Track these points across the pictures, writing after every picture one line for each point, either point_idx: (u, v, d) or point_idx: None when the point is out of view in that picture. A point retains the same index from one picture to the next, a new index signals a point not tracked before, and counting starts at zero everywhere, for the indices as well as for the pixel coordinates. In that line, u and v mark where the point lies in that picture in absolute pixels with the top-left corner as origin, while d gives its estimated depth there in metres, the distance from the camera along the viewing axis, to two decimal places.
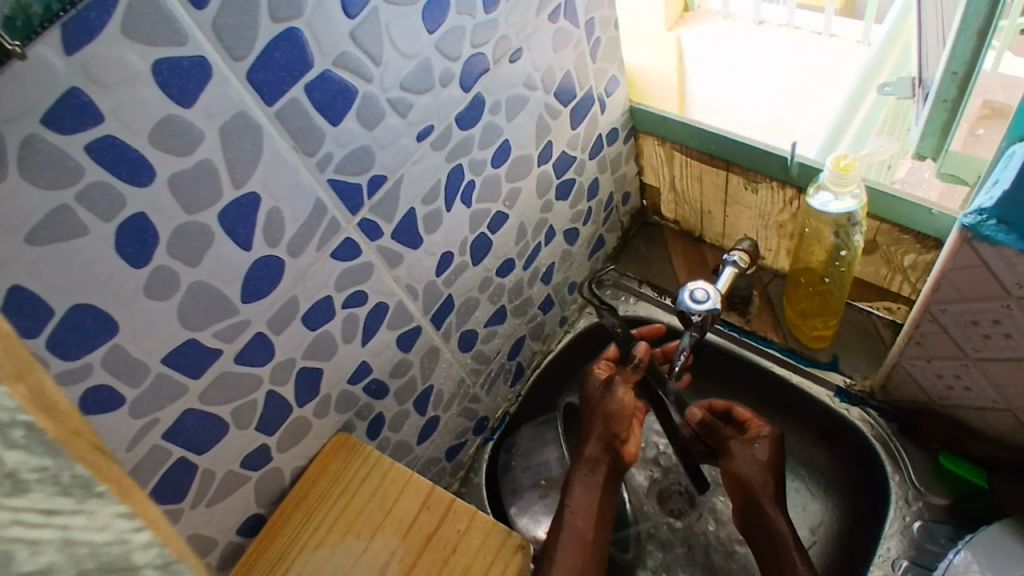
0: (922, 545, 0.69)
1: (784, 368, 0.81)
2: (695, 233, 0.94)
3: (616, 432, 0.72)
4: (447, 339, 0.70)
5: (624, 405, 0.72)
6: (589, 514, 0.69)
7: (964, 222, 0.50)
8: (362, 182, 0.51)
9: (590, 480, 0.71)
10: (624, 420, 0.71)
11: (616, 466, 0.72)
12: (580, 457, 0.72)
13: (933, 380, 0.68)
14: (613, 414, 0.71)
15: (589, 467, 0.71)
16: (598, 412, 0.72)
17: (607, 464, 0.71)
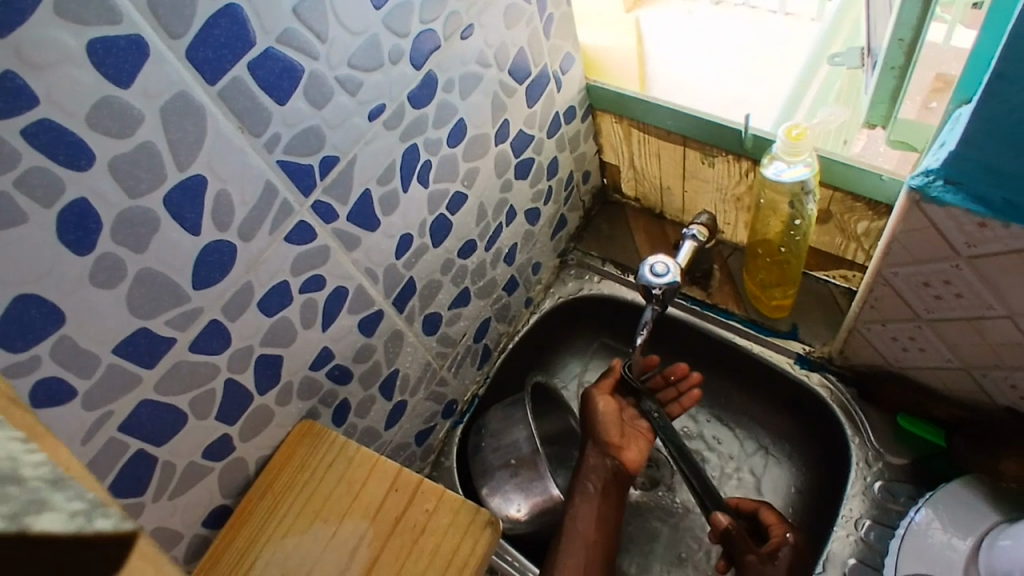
0: (885, 504, 0.71)
1: (745, 339, 0.82)
2: (655, 210, 0.94)
3: (609, 440, 0.74)
4: (410, 322, 0.70)
5: (609, 413, 0.76)
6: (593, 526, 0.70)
7: (912, 184, 0.51)
8: (313, 163, 0.51)
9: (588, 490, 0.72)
10: (613, 425, 0.75)
11: (619, 480, 0.73)
12: (581, 474, 0.73)
13: (889, 343, 0.69)
14: (609, 428, 0.75)
15: (587, 475, 0.73)
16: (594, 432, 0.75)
17: (609, 474, 0.73)
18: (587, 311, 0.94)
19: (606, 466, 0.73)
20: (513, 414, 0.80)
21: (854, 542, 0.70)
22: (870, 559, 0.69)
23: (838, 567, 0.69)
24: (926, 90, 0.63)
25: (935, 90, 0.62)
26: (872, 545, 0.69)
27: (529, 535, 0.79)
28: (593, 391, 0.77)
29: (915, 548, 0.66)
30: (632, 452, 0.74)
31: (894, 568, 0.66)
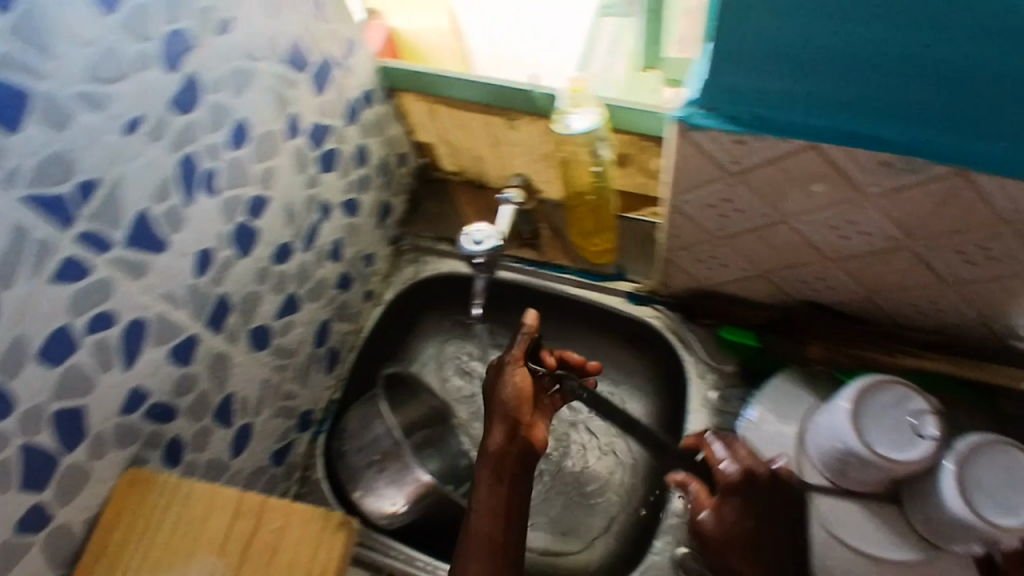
0: (722, 410, 0.77)
1: (580, 289, 0.86)
2: (478, 181, 0.95)
3: (518, 417, 0.67)
4: (235, 341, 0.66)
5: (519, 387, 0.69)
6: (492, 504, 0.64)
7: (678, 115, 0.55)
8: (67, 191, 0.46)
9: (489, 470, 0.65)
10: (527, 403, 0.68)
11: (525, 460, 0.66)
12: (485, 453, 0.66)
13: (697, 266, 0.75)
14: (509, 403, 0.68)
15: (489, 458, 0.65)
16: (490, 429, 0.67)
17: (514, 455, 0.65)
18: (430, 292, 0.94)
19: (508, 432, 0.66)
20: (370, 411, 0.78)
21: None
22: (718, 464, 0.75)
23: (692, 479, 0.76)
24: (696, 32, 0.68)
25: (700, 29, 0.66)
26: None
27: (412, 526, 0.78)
28: (506, 360, 0.71)
29: (752, 443, 0.73)
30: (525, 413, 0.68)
31: None
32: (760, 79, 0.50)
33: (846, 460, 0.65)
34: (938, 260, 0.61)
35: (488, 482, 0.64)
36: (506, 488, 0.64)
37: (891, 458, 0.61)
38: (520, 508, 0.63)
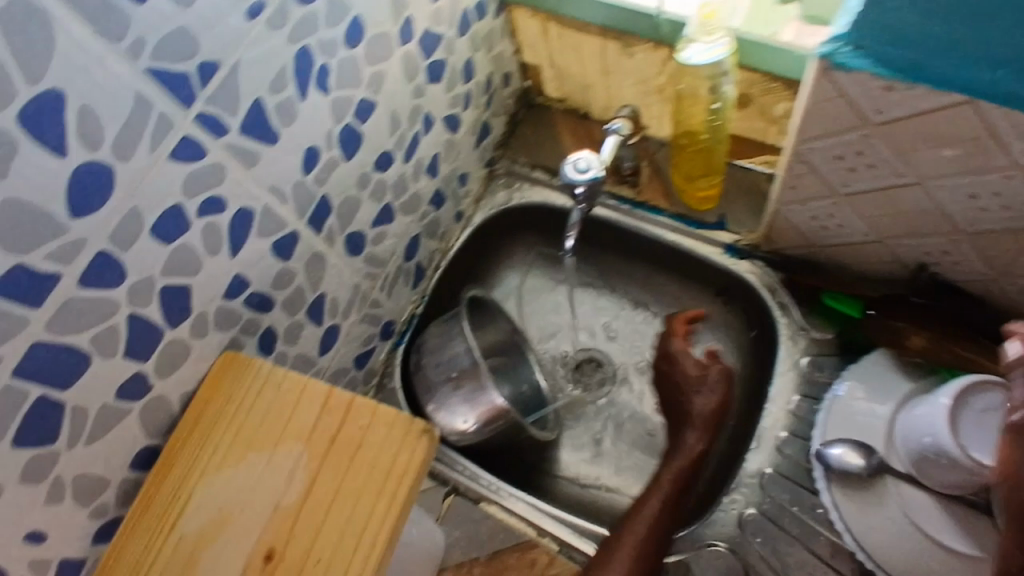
0: (811, 377, 0.74)
1: (675, 233, 0.82)
2: (581, 110, 0.92)
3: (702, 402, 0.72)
4: (332, 243, 0.67)
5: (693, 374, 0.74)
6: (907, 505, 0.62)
7: (821, 52, 0.50)
8: (190, 71, 0.46)
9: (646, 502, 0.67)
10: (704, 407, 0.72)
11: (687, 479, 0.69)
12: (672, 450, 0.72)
13: (808, 223, 0.70)
14: (707, 413, 0.72)
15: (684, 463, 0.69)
16: (693, 408, 0.72)
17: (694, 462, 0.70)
18: (519, 221, 0.92)
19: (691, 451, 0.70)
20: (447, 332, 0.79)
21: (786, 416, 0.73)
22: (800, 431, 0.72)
23: (770, 441, 0.73)
24: None
25: None
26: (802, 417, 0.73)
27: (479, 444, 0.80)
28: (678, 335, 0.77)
29: (838, 417, 0.70)
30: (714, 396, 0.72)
31: (820, 435, 0.70)
32: (919, 11, 0.44)
33: (933, 456, 0.61)
34: None
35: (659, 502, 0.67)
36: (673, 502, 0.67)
37: (979, 462, 0.58)
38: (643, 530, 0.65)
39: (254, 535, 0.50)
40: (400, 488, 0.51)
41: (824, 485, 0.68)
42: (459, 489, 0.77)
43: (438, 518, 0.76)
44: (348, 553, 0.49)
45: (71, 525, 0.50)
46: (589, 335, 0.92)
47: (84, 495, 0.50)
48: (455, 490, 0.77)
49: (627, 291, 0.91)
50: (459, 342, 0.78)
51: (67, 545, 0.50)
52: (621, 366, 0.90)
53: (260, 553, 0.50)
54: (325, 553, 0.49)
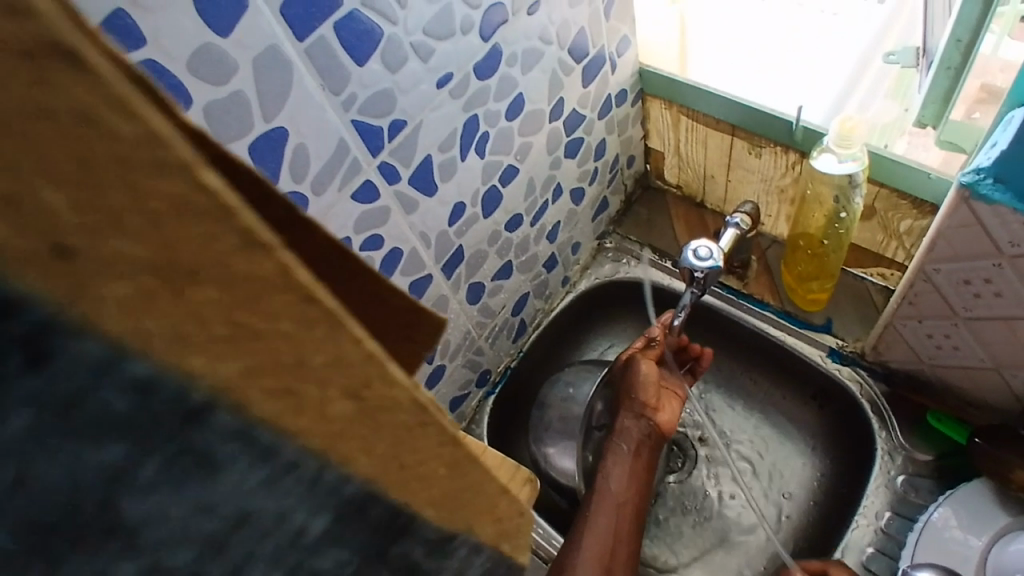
0: (906, 497, 0.72)
1: (778, 329, 0.84)
2: (697, 198, 0.95)
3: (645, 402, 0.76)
4: (456, 289, 0.72)
5: (648, 376, 0.77)
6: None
7: (962, 181, 0.52)
8: (383, 126, 0.53)
9: (621, 449, 0.74)
10: (650, 388, 0.76)
11: (656, 441, 0.75)
12: (616, 432, 0.75)
13: (923, 341, 0.70)
14: (638, 398, 0.76)
15: (623, 438, 0.74)
16: (634, 393, 0.76)
17: (642, 438, 0.74)
18: (621, 294, 0.96)
19: (642, 440, 0.74)
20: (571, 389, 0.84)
21: (874, 532, 0.71)
22: (888, 549, 0.70)
23: (855, 556, 0.71)
24: (970, 99, 0.63)
25: (977, 100, 0.62)
26: (891, 535, 0.71)
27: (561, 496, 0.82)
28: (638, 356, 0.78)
29: (931, 541, 0.67)
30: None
31: (910, 557, 0.68)
32: None
33: None
34: None
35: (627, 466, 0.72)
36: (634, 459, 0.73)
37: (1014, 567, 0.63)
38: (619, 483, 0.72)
39: None
40: None
41: None
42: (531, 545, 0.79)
43: None
44: None
45: None
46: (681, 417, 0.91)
47: None
48: None
49: (724, 380, 0.91)
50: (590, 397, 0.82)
51: None
52: (705, 455, 0.88)
53: None
54: None
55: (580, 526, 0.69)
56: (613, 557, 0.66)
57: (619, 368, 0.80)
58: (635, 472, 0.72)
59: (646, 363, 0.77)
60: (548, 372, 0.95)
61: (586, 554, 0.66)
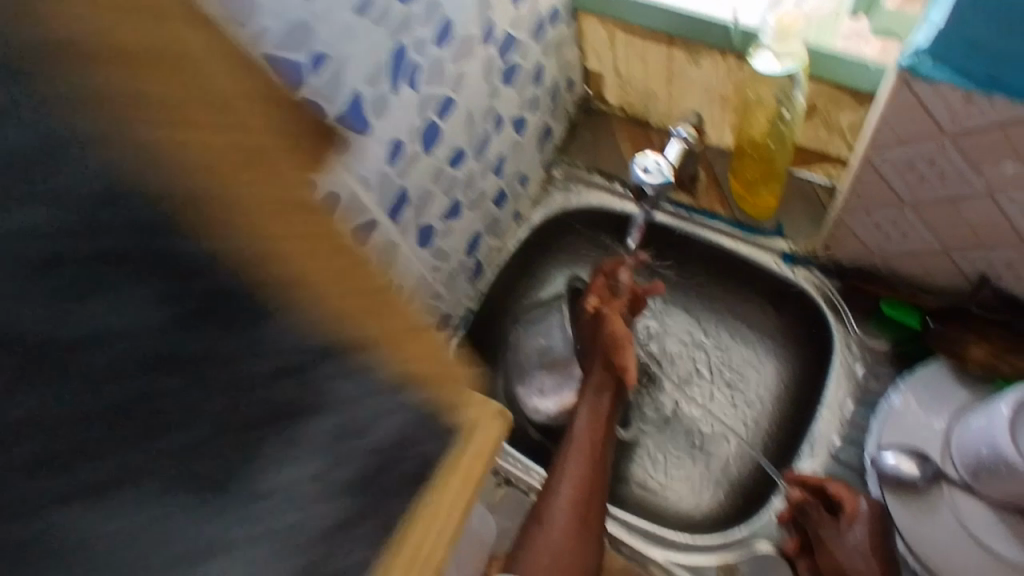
0: (865, 386, 0.76)
1: (731, 239, 0.85)
2: (640, 117, 0.94)
3: (615, 361, 0.74)
4: (405, 234, 0.70)
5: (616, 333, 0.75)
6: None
7: (903, 63, 0.52)
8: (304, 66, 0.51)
9: (599, 405, 0.73)
10: (621, 346, 0.74)
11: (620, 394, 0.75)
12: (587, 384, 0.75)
13: (871, 232, 0.72)
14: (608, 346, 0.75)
15: (596, 392, 0.74)
16: (604, 342, 0.75)
17: (612, 391, 0.74)
18: (575, 222, 0.95)
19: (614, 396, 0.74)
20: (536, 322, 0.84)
21: (839, 422, 0.75)
22: (854, 437, 0.74)
23: (824, 448, 0.75)
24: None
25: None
26: (855, 424, 0.75)
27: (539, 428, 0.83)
28: (605, 311, 0.77)
29: (893, 425, 0.72)
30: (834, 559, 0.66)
31: (875, 440, 0.72)
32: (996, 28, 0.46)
33: (991, 467, 0.62)
34: None
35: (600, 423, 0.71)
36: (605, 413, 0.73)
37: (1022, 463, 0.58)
38: (588, 442, 0.69)
39: None
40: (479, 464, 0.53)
41: (877, 491, 0.70)
42: (511, 481, 0.80)
43: (489, 506, 0.79)
44: None
45: None
46: (645, 336, 0.90)
47: None
48: (506, 481, 0.80)
49: (682, 295, 0.90)
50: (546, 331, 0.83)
51: None
52: (671, 369, 0.89)
53: None
54: None
55: (555, 465, 0.68)
56: (592, 492, 0.66)
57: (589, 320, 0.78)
58: (603, 433, 0.71)
59: (614, 321, 0.75)
60: None
61: (567, 488, 0.65)
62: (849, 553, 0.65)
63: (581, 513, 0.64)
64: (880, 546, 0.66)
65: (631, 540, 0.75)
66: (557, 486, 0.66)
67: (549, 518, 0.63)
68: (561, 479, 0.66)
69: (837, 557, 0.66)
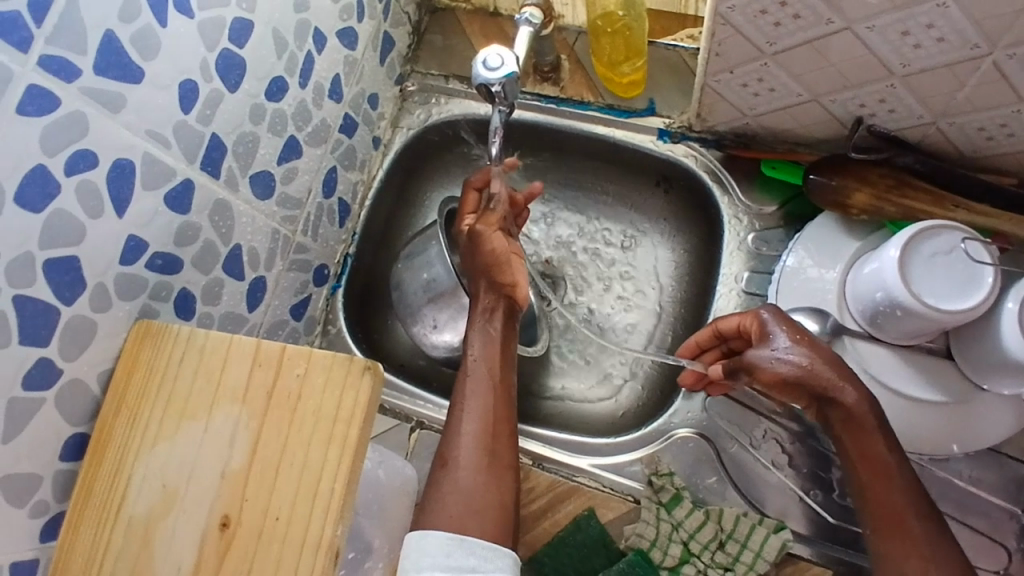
0: (759, 253, 0.74)
1: (605, 127, 0.79)
2: (489, 7, 0.85)
3: (501, 280, 0.70)
4: (235, 188, 0.61)
5: (497, 250, 0.71)
6: (856, 433, 0.59)
7: None
8: (19, 9, 0.41)
9: (491, 330, 0.68)
10: (505, 262, 0.71)
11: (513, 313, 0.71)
12: (477, 309, 0.70)
13: (739, 92, 0.67)
14: (490, 264, 0.71)
15: (487, 318, 0.69)
16: (486, 261, 0.71)
17: (504, 312, 0.70)
18: (442, 137, 0.88)
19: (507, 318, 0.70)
20: (418, 255, 0.77)
21: (737, 295, 0.74)
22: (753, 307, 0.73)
23: None
24: None
25: None
26: (754, 294, 0.74)
27: (444, 361, 0.79)
28: (482, 229, 0.72)
29: (790, 286, 0.71)
30: (768, 374, 0.61)
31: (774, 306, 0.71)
32: None
33: (887, 310, 0.62)
34: (1020, 71, 0.53)
35: (497, 349, 0.67)
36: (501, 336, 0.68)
37: (939, 308, 0.58)
38: (483, 372, 0.65)
39: (206, 505, 0.48)
40: (350, 429, 0.48)
41: None
42: (425, 423, 0.76)
43: (406, 455, 0.75)
44: (308, 506, 0.47)
45: (15, 528, 0.48)
46: (540, 244, 0.88)
47: (17, 497, 0.48)
48: (419, 425, 0.76)
49: (569, 196, 0.88)
50: (428, 266, 0.76)
51: (16, 550, 0.48)
52: (572, 271, 0.86)
53: (215, 522, 0.48)
54: (283, 511, 0.47)
55: (455, 405, 0.63)
56: (498, 423, 0.62)
57: (466, 242, 0.73)
58: (503, 355, 0.67)
59: (492, 238, 0.71)
60: (394, 247, 0.88)
61: (471, 426, 0.61)
62: (775, 361, 0.61)
63: (489, 446, 0.60)
64: (808, 343, 0.61)
65: (554, 456, 0.72)
66: (460, 424, 0.61)
67: (456, 458, 0.59)
68: (463, 414, 0.62)
69: (770, 369, 0.61)
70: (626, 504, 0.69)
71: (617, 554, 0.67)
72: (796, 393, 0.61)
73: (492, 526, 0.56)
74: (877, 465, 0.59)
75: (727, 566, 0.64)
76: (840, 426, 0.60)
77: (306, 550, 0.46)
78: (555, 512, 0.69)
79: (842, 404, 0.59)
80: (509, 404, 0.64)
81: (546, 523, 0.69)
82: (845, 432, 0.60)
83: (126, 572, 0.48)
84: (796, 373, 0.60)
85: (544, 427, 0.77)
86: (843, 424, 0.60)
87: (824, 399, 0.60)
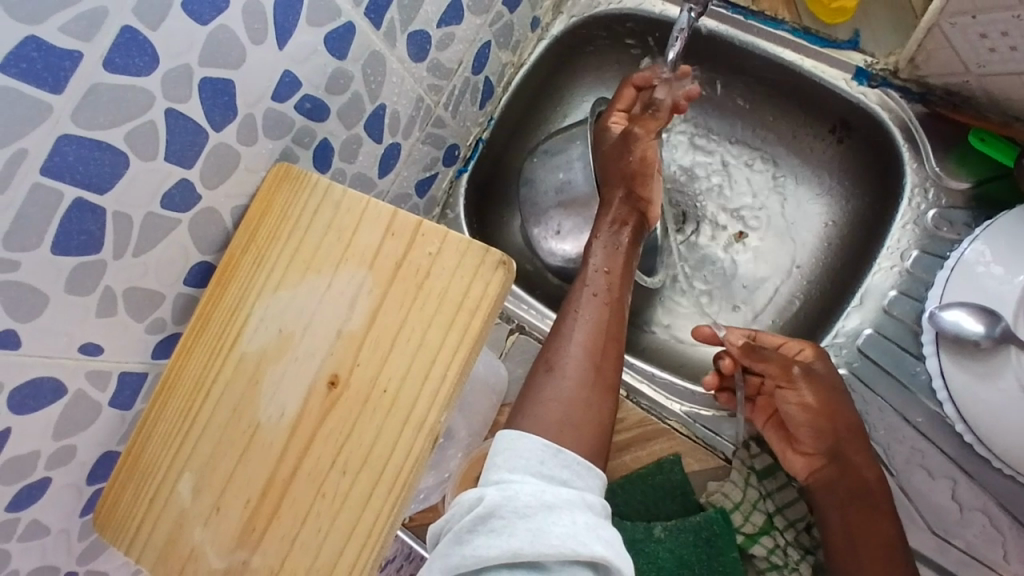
0: (936, 232, 0.67)
1: (795, 52, 0.70)
2: None
3: (640, 189, 0.66)
4: (392, 43, 0.58)
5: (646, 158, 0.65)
6: (864, 504, 0.60)
7: None
8: None
9: (618, 242, 0.65)
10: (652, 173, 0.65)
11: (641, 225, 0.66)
12: (608, 213, 0.66)
13: (973, 43, 0.56)
14: (636, 169, 0.65)
15: (615, 226, 0.65)
16: (631, 167, 0.66)
17: (634, 226, 0.66)
18: (605, 30, 0.80)
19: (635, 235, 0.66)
20: (556, 154, 0.75)
21: (898, 273, 0.68)
22: (912, 290, 0.67)
23: (875, 301, 0.68)
24: None
25: None
26: (917, 275, 0.67)
27: (557, 271, 0.76)
28: (637, 131, 0.66)
29: (963, 279, 0.62)
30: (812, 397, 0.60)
31: (938, 297, 0.63)
32: None
33: None
34: None
35: (621, 264, 0.63)
36: (627, 246, 0.65)
37: None
38: (602, 283, 0.62)
39: (318, 361, 0.48)
40: (474, 319, 0.45)
41: (932, 349, 0.62)
42: (525, 328, 0.75)
43: (501, 355, 0.74)
44: (416, 386, 0.45)
45: (130, 340, 0.49)
46: (683, 170, 0.81)
47: (139, 309, 0.48)
48: (519, 329, 0.75)
49: (728, 123, 0.80)
50: (566, 166, 0.74)
51: (128, 359, 0.49)
52: (710, 207, 0.80)
53: (324, 378, 0.48)
54: (392, 384, 0.46)
55: (566, 312, 0.60)
56: (608, 340, 0.58)
57: (615, 142, 0.68)
58: (623, 274, 0.63)
59: (645, 145, 0.66)
60: (527, 142, 0.83)
61: (581, 336, 0.58)
62: (824, 393, 0.61)
63: (595, 362, 0.56)
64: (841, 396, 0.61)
65: (650, 392, 0.70)
66: (568, 332, 0.58)
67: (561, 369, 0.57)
68: (575, 326, 0.58)
69: (814, 395, 0.61)
70: (716, 460, 0.67)
71: (694, 505, 0.65)
72: (822, 433, 0.61)
73: (587, 443, 0.52)
74: (875, 536, 0.58)
75: (807, 548, 0.64)
76: (844, 490, 0.60)
77: (407, 428, 0.45)
78: (640, 449, 0.67)
79: (852, 467, 0.60)
80: (620, 327, 0.59)
81: (628, 457, 0.67)
82: (850, 501, 0.60)
83: (231, 404, 0.49)
84: (833, 415, 0.61)
85: (643, 360, 0.73)
86: (847, 489, 0.60)
87: (844, 458, 0.60)
